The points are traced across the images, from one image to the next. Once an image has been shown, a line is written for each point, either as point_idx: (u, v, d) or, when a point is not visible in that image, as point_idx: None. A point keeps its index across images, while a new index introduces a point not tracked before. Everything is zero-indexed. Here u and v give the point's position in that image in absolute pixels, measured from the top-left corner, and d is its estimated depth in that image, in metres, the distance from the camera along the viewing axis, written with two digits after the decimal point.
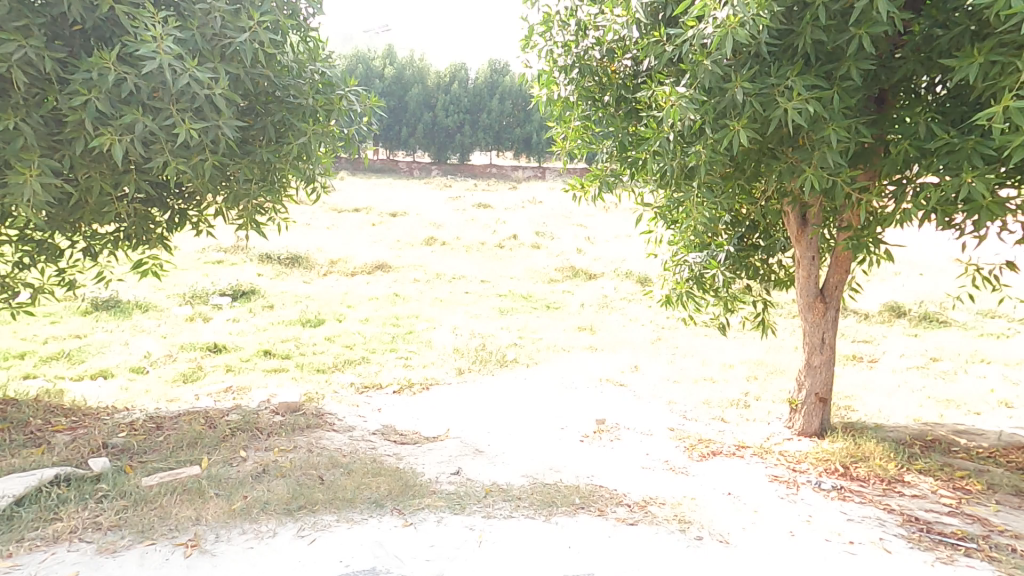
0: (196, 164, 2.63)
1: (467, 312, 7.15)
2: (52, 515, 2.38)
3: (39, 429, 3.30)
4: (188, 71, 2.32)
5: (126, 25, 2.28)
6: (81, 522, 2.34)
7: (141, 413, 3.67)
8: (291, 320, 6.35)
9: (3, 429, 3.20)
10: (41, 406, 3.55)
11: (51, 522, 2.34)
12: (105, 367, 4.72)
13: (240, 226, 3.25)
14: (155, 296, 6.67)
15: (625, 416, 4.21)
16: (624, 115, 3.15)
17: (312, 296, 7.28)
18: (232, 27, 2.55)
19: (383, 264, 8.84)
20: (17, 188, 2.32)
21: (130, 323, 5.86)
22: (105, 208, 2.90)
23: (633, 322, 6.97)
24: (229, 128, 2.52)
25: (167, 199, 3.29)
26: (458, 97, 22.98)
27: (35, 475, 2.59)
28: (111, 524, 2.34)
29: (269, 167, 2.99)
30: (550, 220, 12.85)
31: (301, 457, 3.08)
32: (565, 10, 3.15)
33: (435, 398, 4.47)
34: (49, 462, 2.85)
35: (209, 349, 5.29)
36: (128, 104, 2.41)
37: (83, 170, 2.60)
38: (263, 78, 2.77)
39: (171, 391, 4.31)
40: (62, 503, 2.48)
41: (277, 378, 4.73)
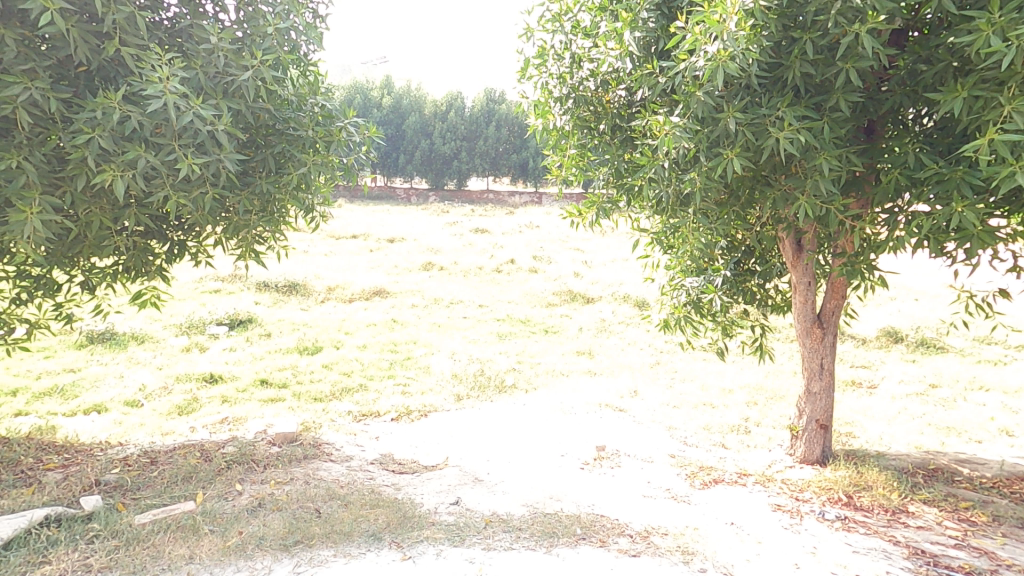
0: (196, 197, 2.66)
1: (465, 337, 7.12)
2: (42, 558, 2.33)
3: (31, 467, 3.25)
4: (191, 108, 2.36)
5: (131, 66, 2.33)
6: (72, 564, 2.28)
7: (135, 447, 3.62)
8: (288, 349, 6.32)
9: None
10: (33, 444, 3.50)
11: (40, 566, 2.28)
12: (99, 401, 4.67)
13: (239, 256, 3.26)
14: (152, 326, 6.64)
15: (625, 442, 4.17)
16: (620, 144, 3.19)
17: (309, 323, 7.26)
18: (235, 65, 2.60)
19: (381, 290, 8.85)
20: (17, 226, 2.33)
21: (125, 355, 5.82)
22: (104, 242, 2.91)
23: (631, 347, 6.94)
24: (229, 162, 2.55)
25: (167, 230, 3.30)
26: (455, 125, 23.35)
27: (24, 516, 2.54)
28: (102, 566, 2.29)
29: (268, 199, 3.02)
30: (547, 245, 12.94)
31: (298, 489, 3.03)
32: (559, 44, 3.21)
33: (433, 425, 4.42)
34: (40, 501, 2.80)
35: (206, 379, 5.26)
36: (130, 141, 2.44)
37: (84, 205, 2.63)
38: (264, 112, 2.82)
39: (166, 424, 4.26)
40: (52, 545, 2.42)
41: (274, 409, 4.68)
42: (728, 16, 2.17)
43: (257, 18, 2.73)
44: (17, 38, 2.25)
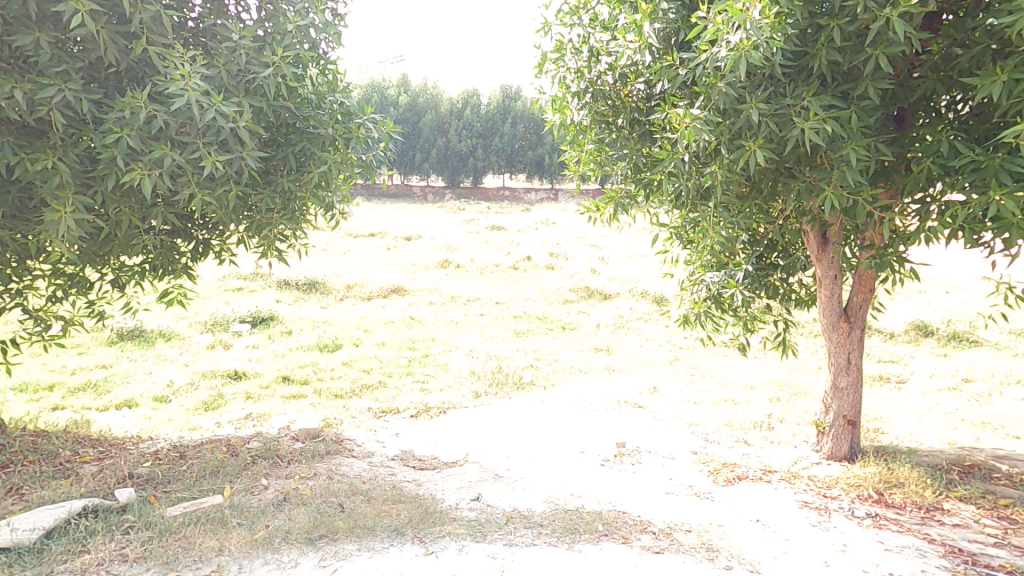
0: (221, 196, 2.71)
1: (482, 334, 7.14)
2: (81, 547, 2.39)
3: (67, 460, 3.34)
4: (214, 106, 2.39)
5: (157, 65, 2.37)
6: (108, 553, 2.34)
7: (165, 442, 3.71)
8: (309, 346, 6.40)
9: (33, 462, 3.25)
10: (69, 437, 3.60)
11: (80, 554, 2.35)
12: (129, 396, 4.79)
13: (262, 254, 3.32)
14: (178, 324, 6.78)
15: (646, 439, 4.14)
16: (638, 138, 3.17)
17: (329, 321, 7.35)
18: (257, 63, 2.64)
19: (399, 288, 8.90)
20: (52, 226, 2.40)
21: (153, 352, 5.95)
22: (133, 241, 2.98)
23: (650, 343, 6.89)
24: (252, 159, 2.58)
25: (193, 229, 3.38)
26: (471, 122, 23.37)
27: (63, 507, 2.61)
28: (137, 556, 2.35)
29: (290, 197, 3.06)
30: (564, 241, 12.90)
31: (321, 484, 3.06)
32: (577, 38, 3.19)
33: (453, 422, 4.44)
34: (77, 493, 2.88)
35: (230, 375, 5.36)
36: (157, 140, 2.48)
37: (114, 205, 2.69)
38: (285, 110, 2.85)
39: (193, 420, 4.35)
40: (89, 535, 2.49)
41: (296, 405, 4.74)
42: (751, 4, 2.13)
43: (278, 16, 2.76)
44: (50, 41, 2.31)
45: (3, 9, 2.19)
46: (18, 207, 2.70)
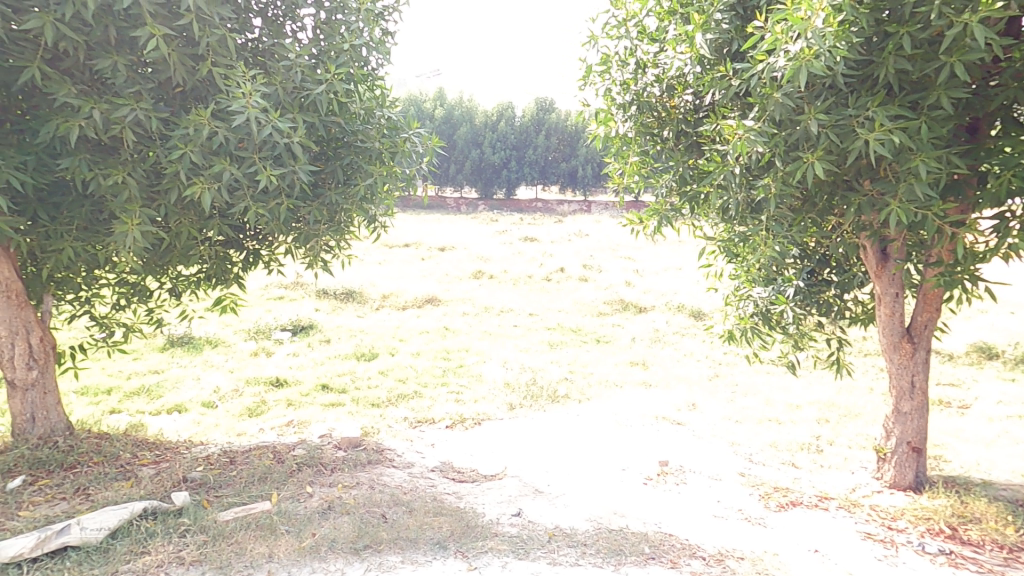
0: (273, 208, 2.80)
1: (516, 345, 7.12)
2: (142, 548, 2.48)
3: (128, 462, 3.48)
4: (270, 122, 2.48)
5: (220, 85, 2.46)
6: (167, 556, 2.41)
7: (216, 447, 3.82)
8: (347, 354, 6.52)
9: (98, 463, 3.39)
10: (129, 440, 3.74)
11: (141, 555, 2.43)
12: (180, 401, 4.96)
13: (307, 265, 3.42)
14: (224, 332, 7.02)
15: (689, 458, 4.03)
16: (685, 149, 3.15)
17: (366, 329, 7.48)
18: (310, 80, 2.73)
19: (433, 298, 8.99)
20: (121, 238, 2.54)
21: (201, 359, 6.17)
22: (190, 252, 3.15)
23: (688, 358, 6.74)
24: (304, 173, 2.66)
25: (244, 240, 3.50)
26: (506, 134, 23.56)
27: (126, 507, 2.69)
28: (193, 559, 2.41)
29: (336, 209, 3.14)
30: (598, 253, 12.83)
31: (363, 494, 3.09)
32: (623, 50, 3.15)
33: (488, 434, 4.42)
34: (137, 495, 2.98)
35: (272, 383, 5.49)
36: (217, 155, 2.58)
37: (175, 217, 2.82)
38: (335, 125, 2.92)
39: (238, 425, 4.48)
40: (150, 537, 2.57)
41: (335, 413, 4.82)
42: (814, 12, 2.07)
43: (333, 35, 2.87)
44: (126, 64, 2.44)
45: (86, 36, 2.35)
46: (92, 219, 2.94)
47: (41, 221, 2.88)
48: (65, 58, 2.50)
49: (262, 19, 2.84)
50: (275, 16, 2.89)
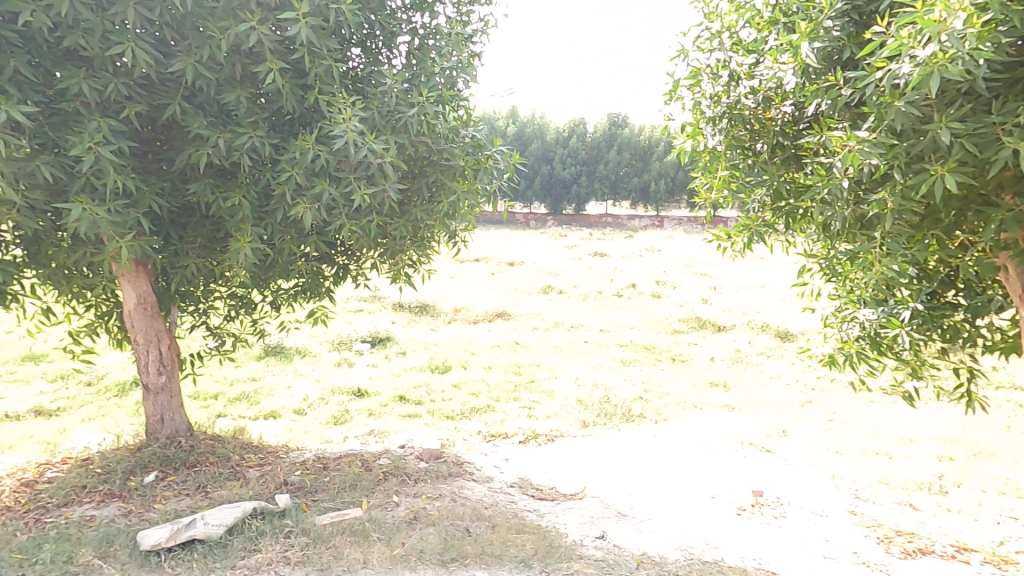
0: (365, 225, 2.96)
1: (588, 362, 7.01)
2: (254, 546, 2.65)
3: (237, 463, 3.77)
4: (366, 144, 2.61)
5: (325, 111, 2.64)
6: (276, 554, 2.57)
7: (310, 452, 4.05)
8: (421, 366, 6.69)
9: (213, 463, 3.70)
10: (238, 442, 4.04)
11: (254, 552, 2.60)
12: (274, 407, 5.30)
13: (391, 278, 3.57)
14: (311, 342, 7.46)
15: (785, 488, 3.80)
16: (781, 163, 2.98)
17: (439, 342, 7.66)
18: (403, 104, 2.87)
19: (503, 312, 9.07)
20: (234, 254, 2.79)
21: (292, 367, 6.56)
22: (290, 266, 3.41)
23: (774, 381, 6.35)
24: (393, 191, 2.77)
25: (335, 255, 3.71)
26: (576, 150, 23.53)
27: (239, 505, 2.89)
28: (298, 560, 2.54)
29: (421, 225, 3.24)
30: (671, 269, 12.49)
31: (447, 506, 3.13)
32: (716, 63, 3.08)
33: (560, 452, 4.35)
34: (246, 494, 3.20)
35: (354, 393, 5.73)
36: (319, 177, 2.76)
37: (280, 235, 3.04)
38: (422, 145, 3.02)
39: (325, 432, 4.71)
40: (260, 536, 2.75)
41: (412, 424, 4.95)
42: (952, 13, 1.90)
43: (425, 60, 3.03)
44: (247, 97, 2.70)
45: (218, 74, 2.65)
46: (211, 237, 3.32)
47: (173, 239, 3.28)
48: (200, 93, 2.83)
49: (361, 50, 3.05)
50: (373, 47, 3.09)
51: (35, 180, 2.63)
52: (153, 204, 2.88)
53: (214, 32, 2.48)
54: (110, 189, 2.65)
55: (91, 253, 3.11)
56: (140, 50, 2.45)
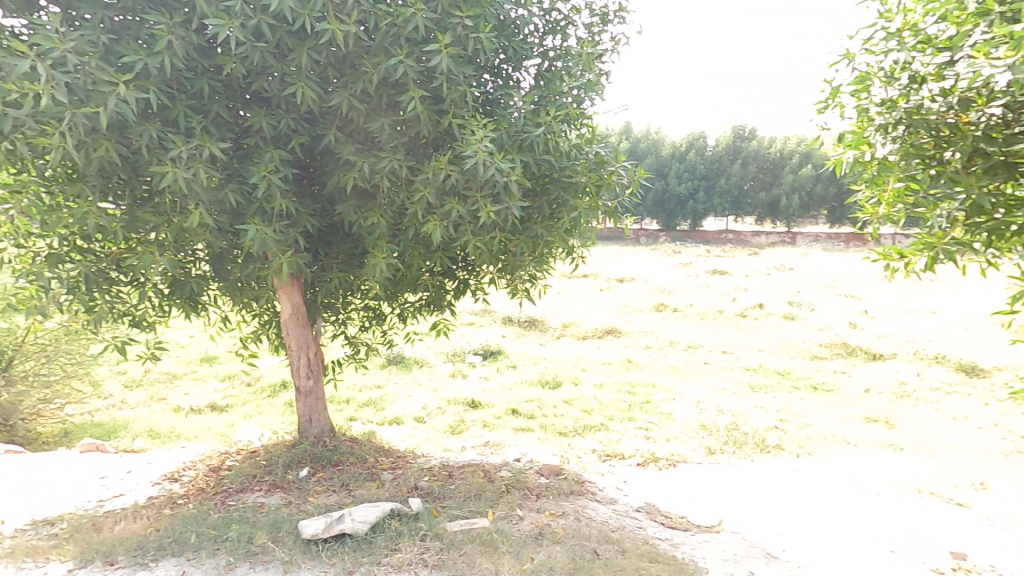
0: (488, 241, 3.06)
1: (709, 384, 6.62)
2: (394, 545, 2.83)
3: (372, 466, 4.09)
4: (494, 163, 2.70)
5: (457, 133, 2.81)
6: (414, 556, 2.72)
7: (435, 459, 4.24)
8: (532, 381, 6.74)
9: (352, 463, 4.03)
10: (372, 446, 4.37)
11: (395, 551, 2.78)
12: (397, 414, 5.63)
13: (508, 293, 3.66)
14: (428, 353, 7.84)
15: (988, 554, 3.39)
16: (981, 172, 2.42)
17: (549, 358, 7.68)
18: (531, 123, 2.96)
19: (613, 329, 8.87)
20: (372, 269, 3.03)
21: (411, 377, 6.94)
22: (418, 281, 3.65)
23: (952, 424, 5.60)
24: (516, 209, 2.83)
25: (457, 270, 3.88)
26: (694, 164, 22.56)
27: (379, 505, 3.10)
28: (434, 563, 2.68)
29: (541, 242, 3.27)
30: (805, 288, 11.53)
31: (572, 525, 3.10)
32: (893, 63, 2.67)
33: (685, 478, 4.16)
34: (383, 495, 3.43)
35: (469, 404, 5.91)
36: (448, 195, 2.91)
37: (411, 251, 3.26)
38: (546, 162, 3.08)
39: (444, 441, 4.91)
40: (398, 536, 2.93)
41: (526, 438, 4.99)
42: None
43: (553, 80, 3.14)
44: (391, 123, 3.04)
45: (367, 104, 2.99)
46: (352, 253, 3.66)
47: (320, 255, 3.68)
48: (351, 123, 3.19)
49: (491, 74, 3.24)
50: (504, 69, 3.29)
51: (221, 205, 3.10)
52: (308, 223, 3.27)
53: (368, 67, 2.85)
54: (276, 212, 3.05)
55: (259, 268, 3.56)
56: (307, 88, 2.80)
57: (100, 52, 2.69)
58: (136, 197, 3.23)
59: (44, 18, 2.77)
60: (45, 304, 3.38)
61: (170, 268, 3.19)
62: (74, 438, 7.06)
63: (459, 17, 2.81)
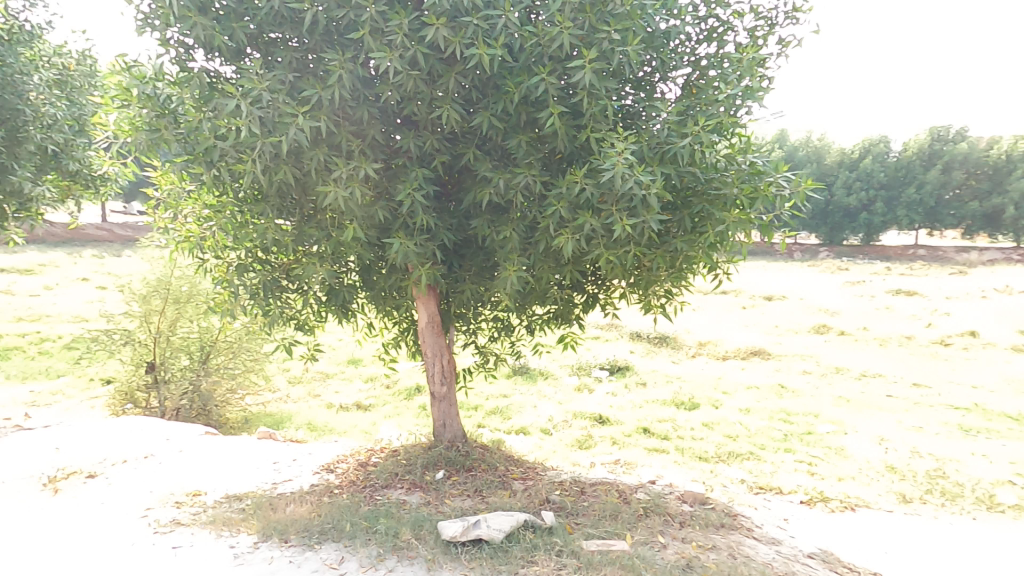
0: (622, 255, 3.01)
1: (890, 421, 5.90)
2: (531, 557, 2.90)
3: (504, 474, 4.23)
4: (633, 175, 2.67)
5: (596, 147, 2.84)
6: (550, 570, 2.78)
7: (565, 474, 4.22)
8: (665, 400, 6.45)
9: (486, 470, 4.21)
10: (503, 456, 4.51)
11: (532, 564, 2.86)
12: (525, 425, 5.72)
13: (639, 307, 3.56)
14: (553, 365, 7.89)
15: None
16: None
17: (684, 377, 7.29)
18: (675, 134, 2.89)
19: (759, 350, 8.24)
20: (503, 281, 3.18)
21: (536, 388, 7.02)
22: (546, 294, 3.71)
23: None
24: (653, 222, 2.76)
25: (586, 284, 3.86)
26: (873, 173, 20.84)
27: (514, 515, 3.19)
28: None
29: (681, 256, 3.16)
30: None
31: (725, 561, 2.93)
32: None
33: (865, 525, 3.77)
34: (517, 505, 3.51)
35: (596, 419, 5.82)
36: (583, 209, 2.93)
37: (541, 264, 3.34)
38: (689, 174, 2.97)
39: (573, 455, 4.88)
40: (534, 548, 2.99)
41: (660, 459, 4.80)
42: None
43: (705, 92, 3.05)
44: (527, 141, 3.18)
45: (507, 123, 3.18)
46: (483, 265, 3.86)
47: (454, 267, 3.89)
48: (490, 142, 3.43)
49: (633, 87, 3.23)
50: (649, 83, 3.27)
51: (371, 221, 3.46)
52: (446, 237, 3.51)
53: (510, 87, 3.02)
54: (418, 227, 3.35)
55: (401, 277, 3.95)
56: (452, 110, 3.15)
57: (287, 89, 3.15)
58: (304, 214, 3.78)
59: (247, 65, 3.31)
60: (237, 306, 4.10)
61: (328, 277, 3.71)
62: (253, 425, 8.32)
63: (608, 33, 2.87)
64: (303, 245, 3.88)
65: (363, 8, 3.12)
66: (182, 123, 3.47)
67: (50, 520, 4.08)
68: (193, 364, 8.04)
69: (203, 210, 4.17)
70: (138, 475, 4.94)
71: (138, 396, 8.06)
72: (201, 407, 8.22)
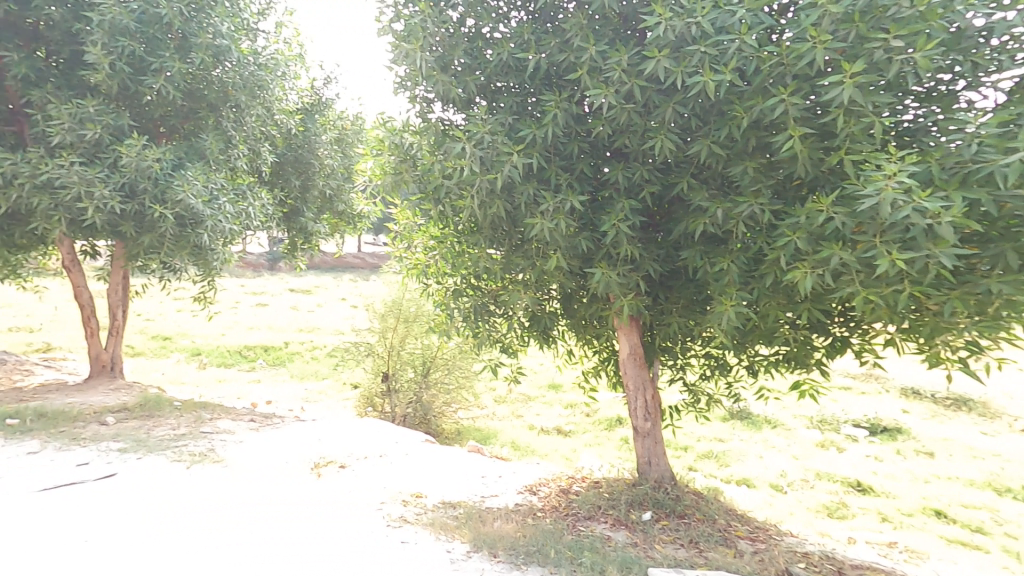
0: (888, 293, 3.43)
1: None
2: None
3: (726, 529, 5.39)
4: (911, 203, 3.01)
5: (869, 167, 3.27)
6: None
7: (808, 545, 5.27)
8: (885, 479, 8.92)
9: (707, 523, 5.41)
10: (725, 512, 5.73)
11: None
12: (752, 478, 8.73)
13: (940, 364, 3.93)
14: (785, 419, 11.70)
15: None
16: None
17: (956, 475, 9.37)
18: (992, 151, 3.21)
19: (990, 482, 9.15)
20: (720, 314, 4.53)
21: (763, 437, 10.73)
22: (775, 331, 4.74)
23: None
24: (948, 257, 3.01)
25: (829, 326, 4.69)
26: None
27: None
28: None
29: (984, 301, 3.47)
30: None
31: None
32: None
33: None
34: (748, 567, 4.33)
35: (831, 481, 8.81)
36: (831, 240, 3.60)
37: (768, 297, 4.53)
38: (1015, 203, 3.25)
39: (817, 520, 7.06)
40: None
41: (923, 544, 6.52)
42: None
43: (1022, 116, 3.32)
44: (752, 166, 4.42)
45: (728, 147, 4.53)
46: (691, 297, 5.54)
47: (739, 262, 4.57)
48: (708, 172, 4.91)
49: (919, 103, 3.87)
50: (932, 101, 3.84)
51: (575, 247, 5.19)
52: (734, 260, 4.57)
53: (738, 113, 4.26)
54: (622, 253, 5.06)
55: (600, 306, 6.11)
56: (665, 139, 4.58)
57: (504, 130, 5.34)
58: (510, 243, 5.99)
59: (457, 114, 5.91)
60: (453, 325, 6.93)
61: (528, 299, 5.96)
62: (462, 436, 14.76)
63: (884, 41, 3.53)
64: (508, 272, 6.03)
65: (583, 51, 5.26)
66: (415, 167, 6.04)
67: (325, 492, 6.66)
68: (415, 376, 14.76)
69: (429, 240, 7.03)
70: (370, 466, 7.89)
71: (374, 400, 14.81)
72: (422, 414, 14.81)
